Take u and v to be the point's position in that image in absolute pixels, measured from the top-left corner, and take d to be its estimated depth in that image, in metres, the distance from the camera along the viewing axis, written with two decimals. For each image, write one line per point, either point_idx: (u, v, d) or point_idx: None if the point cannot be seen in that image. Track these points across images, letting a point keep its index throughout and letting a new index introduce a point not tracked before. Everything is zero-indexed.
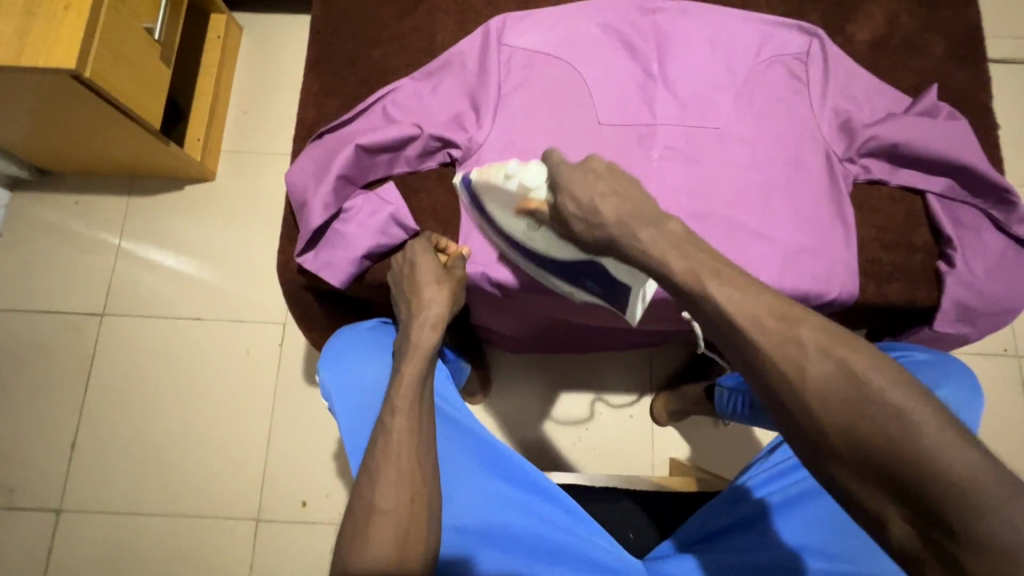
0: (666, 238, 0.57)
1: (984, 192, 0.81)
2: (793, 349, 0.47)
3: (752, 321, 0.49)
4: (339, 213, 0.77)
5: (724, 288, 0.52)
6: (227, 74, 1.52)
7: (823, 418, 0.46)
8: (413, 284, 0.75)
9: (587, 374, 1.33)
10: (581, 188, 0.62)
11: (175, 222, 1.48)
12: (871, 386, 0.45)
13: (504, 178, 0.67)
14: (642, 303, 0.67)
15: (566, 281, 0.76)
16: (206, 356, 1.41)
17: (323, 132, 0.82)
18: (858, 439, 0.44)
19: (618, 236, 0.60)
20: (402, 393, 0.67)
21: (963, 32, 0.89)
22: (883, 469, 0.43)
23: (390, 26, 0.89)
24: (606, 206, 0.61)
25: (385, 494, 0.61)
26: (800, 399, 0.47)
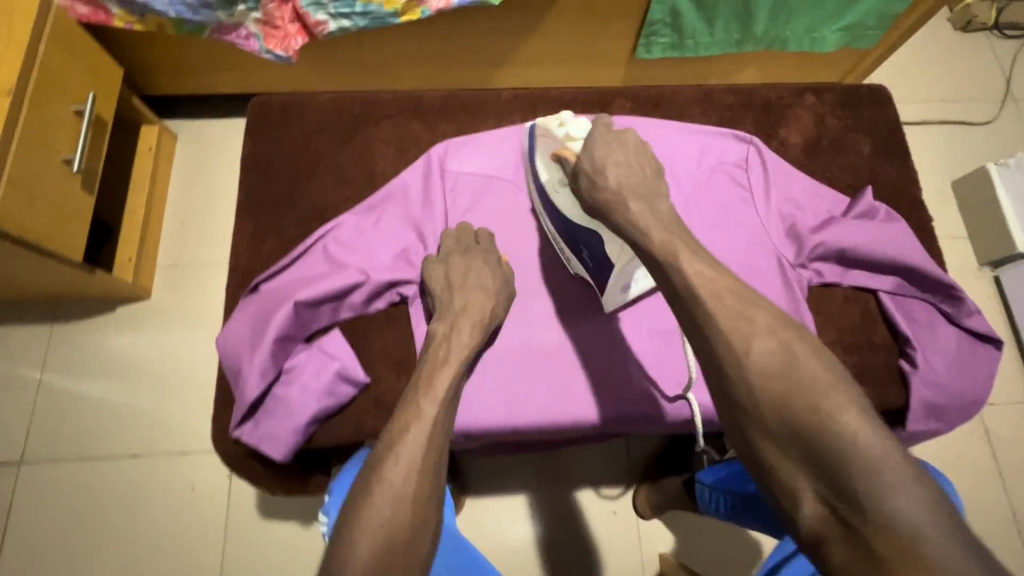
0: (652, 213, 0.65)
1: (932, 289, 0.82)
2: (746, 327, 0.55)
3: (714, 297, 0.57)
4: (279, 375, 0.70)
5: (696, 262, 0.59)
6: (162, 184, 1.44)
7: (756, 390, 0.53)
8: (462, 266, 0.75)
9: (565, 473, 1.19)
10: (601, 154, 0.70)
11: (107, 348, 1.35)
12: (805, 371, 0.52)
13: (557, 125, 0.79)
14: (621, 284, 0.74)
15: (568, 249, 0.79)
16: (145, 497, 1.26)
17: (259, 283, 0.76)
18: (784, 411, 0.51)
19: (613, 205, 0.67)
20: (443, 373, 0.64)
21: (886, 130, 0.93)
22: (795, 434, 0.50)
23: (327, 158, 0.86)
24: (611, 173, 0.68)
25: (392, 478, 0.55)
26: (741, 373, 0.54)
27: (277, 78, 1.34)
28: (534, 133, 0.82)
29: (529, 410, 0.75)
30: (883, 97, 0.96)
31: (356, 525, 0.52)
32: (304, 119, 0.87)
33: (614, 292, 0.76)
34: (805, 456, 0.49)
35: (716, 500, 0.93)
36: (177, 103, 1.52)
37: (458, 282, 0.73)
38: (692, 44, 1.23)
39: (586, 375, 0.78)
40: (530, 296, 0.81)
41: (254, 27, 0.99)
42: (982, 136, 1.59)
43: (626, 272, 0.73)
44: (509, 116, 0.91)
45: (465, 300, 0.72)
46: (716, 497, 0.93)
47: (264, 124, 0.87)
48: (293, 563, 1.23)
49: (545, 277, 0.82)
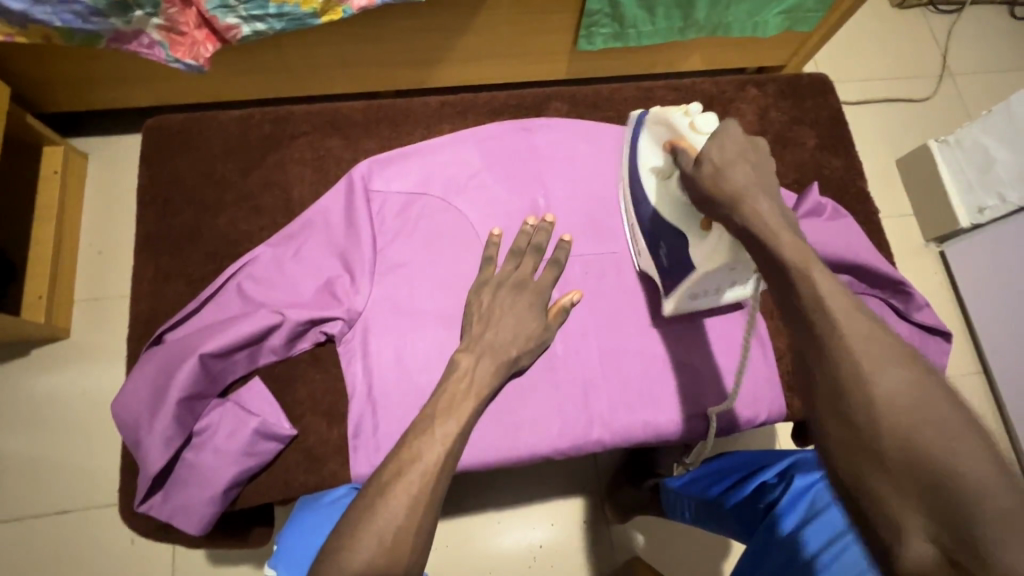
0: (786, 216, 0.51)
1: (883, 285, 0.80)
2: (879, 354, 0.42)
3: (847, 317, 0.44)
4: (189, 439, 0.62)
5: (831, 282, 0.46)
6: (73, 209, 1.30)
7: (877, 412, 0.40)
8: (510, 299, 0.67)
9: (532, 482, 1.08)
10: (732, 149, 0.55)
11: (21, 396, 1.20)
12: (941, 407, 0.39)
13: (681, 115, 0.64)
14: (690, 295, 0.70)
15: (647, 245, 0.74)
16: (78, 557, 1.13)
17: (163, 334, 0.68)
18: (907, 442, 0.38)
19: (734, 201, 0.52)
20: (465, 406, 0.56)
21: (830, 120, 0.91)
22: (916, 471, 0.37)
23: (237, 184, 0.77)
24: (738, 171, 0.53)
25: (397, 510, 0.46)
26: (858, 390, 0.41)
27: (193, 87, 1.21)
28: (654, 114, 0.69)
29: (475, 448, 0.70)
30: (824, 86, 0.93)
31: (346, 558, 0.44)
32: (210, 142, 0.78)
33: (683, 299, 0.72)
34: (926, 495, 0.36)
35: (679, 506, 0.83)
36: (82, 119, 1.37)
37: (499, 313, 0.66)
38: (634, 33, 1.18)
39: (533, 405, 0.72)
40: None
41: (156, 34, 0.84)
42: (922, 113, 1.61)
43: (712, 281, 0.67)
44: (438, 125, 0.84)
45: (495, 336, 0.63)
46: (679, 504, 0.83)
47: (162, 149, 0.78)
48: None
49: None
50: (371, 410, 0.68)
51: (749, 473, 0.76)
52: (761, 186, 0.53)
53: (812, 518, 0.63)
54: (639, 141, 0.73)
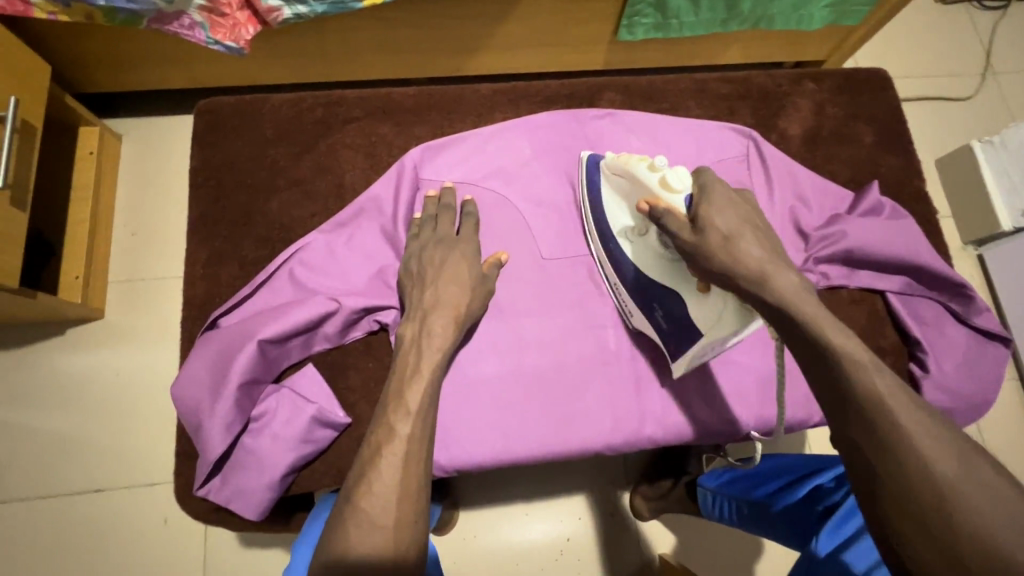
0: (809, 291, 0.50)
1: (941, 287, 0.78)
2: (928, 428, 0.41)
3: (886, 387, 0.43)
4: (247, 425, 0.62)
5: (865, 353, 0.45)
6: (107, 190, 1.30)
7: (946, 501, 0.38)
8: (439, 253, 0.68)
9: (562, 476, 1.08)
10: (724, 210, 0.55)
11: (56, 375, 1.21)
12: (1003, 492, 0.38)
13: (649, 169, 0.62)
14: (694, 360, 0.65)
15: (637, 304, 0.70)
16: (111, 536, 1.15)
17: (218, 318, 0.67)
18: (983, 534, 0.37)
19: (754, 277, 0.51)
20: (414, 391, 0.55)
21: (887, 117, 0.89)
22: (998, 568, 0.36)
23: (288, 168, 0.77)
24: (748, 244, 0.52)
25: (387, 495, 0.48)
26: (921, 474, 0.39)
27: (229, 71, 1.21)
28: (619, 171, 0.67)
29: (527, 440, 0.69)
30: (882, 81, 0.91)
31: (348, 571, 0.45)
32: (261, 126, 0.78)
33: (690, 364, 0.66)
34: None
35: (720, 507, 0.83)
36: (116, 100, 1.37)
37: (445, 269, 0.66)
38: (677, 23, 1.15)
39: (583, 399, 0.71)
40: (520, 314, 0.74)
41: (199, 15, 0.82)
42: (964, 111, 1.57)
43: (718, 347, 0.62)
44: (488, 114, 0.83)
45: (435, 294, 0.64)
46: (719, 504, 0.82)
47: (213, 134, 0.77)
48: None
49: (540, 293, 0.75)
50: None
51: (802, 475, 0.75)
52: (773, 258, 0.52)
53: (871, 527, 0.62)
54: (603, 197, 0.72)
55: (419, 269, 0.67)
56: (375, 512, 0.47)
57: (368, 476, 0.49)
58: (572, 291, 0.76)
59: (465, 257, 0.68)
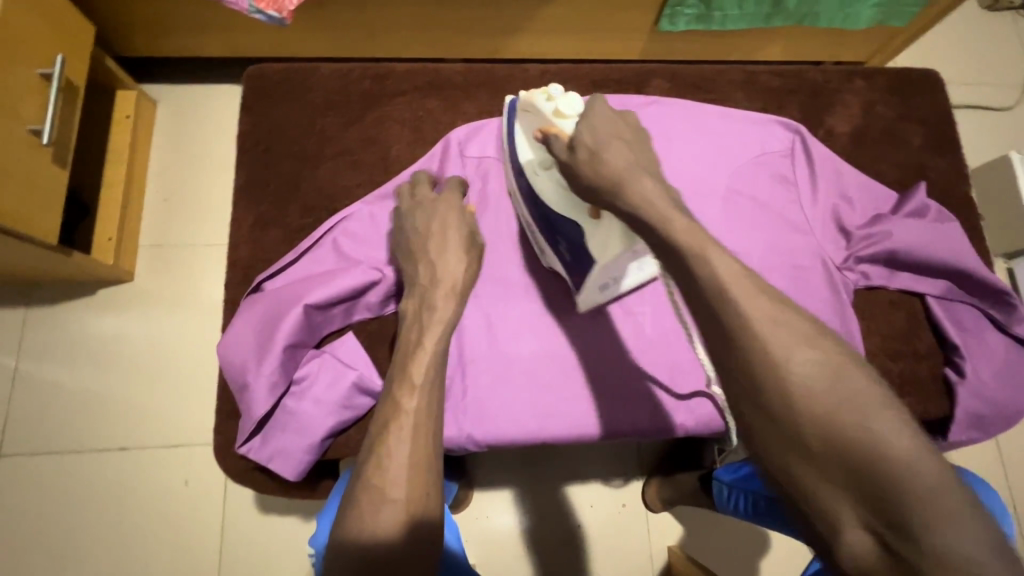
0: (665, 195, 0.49)
1: (984, 293, 0.77)
2: (788, 334, 0.41)
3: (750, 300, 0.42)
4: (290, 386, 0.63)
5: (739, 276, 0.43)
6: (142, 155, 1.31)
7: (795, 401, 0.39)
8: (428, 218, 0.64)
9: (575, 462, 1.10)
10: (603, 131, 0.54)
11: (87, 334, 1.24)
12: (853, 385, 0.39)
13: (545, 98, 0.61)
14: (596, 286, 0.66)
15: (546, 241, 0.70)
16: (133, 493, 1.18)
17: (263, 281, 0.68)
18: (830, 428, 0.38)
19: (617, 184, 0.50)
20: (418, 362, 0.53)
21: (938, 119, 0.87)
22: (842, 457, 0.37)
23: (334, 139, 0.77)
24: (615, 150, 0.53)
25: (400, 473, 0.48)
26: (776, 380, 0.40)
27: (269, 41, 1.21)
28: (521, 104, 0.65)
29: (561, 421, 0.70)
30: (936, 82, 0.89)
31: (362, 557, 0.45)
32: (309, 95, 0.78)
33: (592, 290, 0.68)
34: (851, 481, 0.37)
35: (735, 500, 0.84)
36: (154, 66, 1.37)
37: (442, 241, 0.62)
38: (720, 16, 1.13)
39: (618, 385, 0.71)
40: (560, 298, 0.74)
41: None
42: (1004, 121, 1.54)
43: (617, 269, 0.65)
44: None
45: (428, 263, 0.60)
46: (735, 498, 0.83)
47: (262, 99, 0.77)
48: (297, 563, 1.16)
49: None
50: (459, 375, 0.70)
51: None
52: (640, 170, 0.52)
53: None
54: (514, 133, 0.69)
55: (413, 239, 0.64)
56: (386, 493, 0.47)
57: (378, 454, 0.49)
58: None
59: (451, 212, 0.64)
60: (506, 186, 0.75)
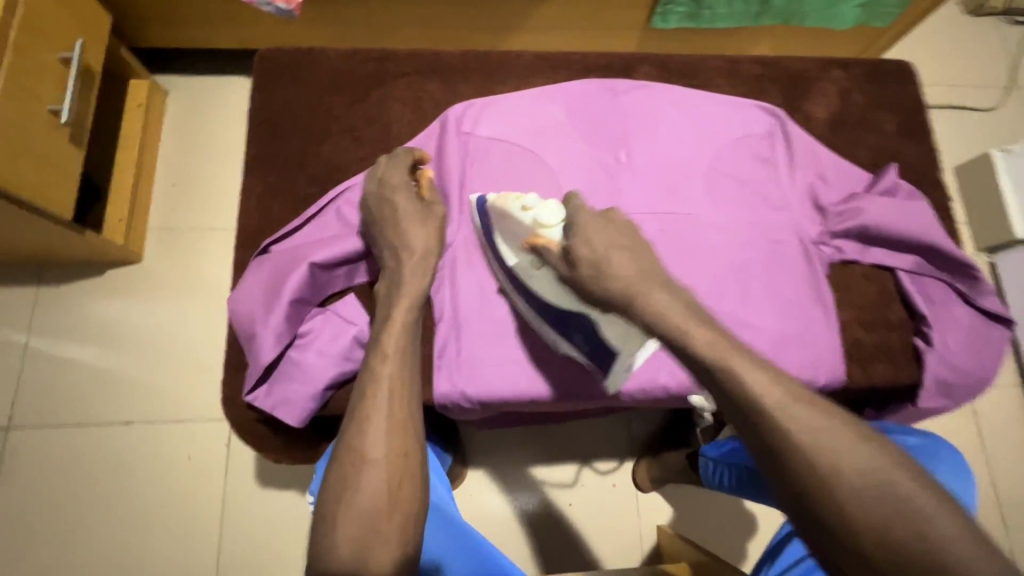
0: (681, 305, 0.58)
1: (950, 267, 0.82)
2: (827, 441, 0.49)
3: (784, 411, 0.51)
4: (294, 340, 0.68)
5: (748, 365, 0.54)
6: (153, 142, 1.36)
7: (847, 512, 0.47)
8: (385, 211, 0.68)
9: (571, 444, 1.23)
10: (598, 238, 0.62)
11: (97, 312, 1.28)
12: (897, 488, 0.47)
13: (520, 208, 0.65)
14: (627, 367, 0.69)
15: (557, 334, 0.72)
16: (139, 466, 1.21)
17: (271, 244, 0.73)
18: (885, 533, 0.46)
19: (633, 294, 0.59)
20: (391, 345, 0.60)
21: (910, 107, 0.92)
22: (897, 559, 0.45)
23: (339, 116, 0.82)
24: (618, 260, 0.61)
25: (377, 435, 0.55)
26: (829, 495, 0.48)
27: (277, 33, 1.26)
28: (492, 211, 0.70)
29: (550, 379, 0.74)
30: (908, 73, 0.94)
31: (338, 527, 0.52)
32: (317, 75, 0.83)
33: (621, 374, 0.70)
34: None
35: (718, 474, 0.89)
36: (166, 57, 1.42)
37: (402, 227, 0.66)
38: (710, 14, 1.19)
39: None
40: None
41: None
42: (986, 122, 1.60)
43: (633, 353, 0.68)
44: (530, 78, 0.88)
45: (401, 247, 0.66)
46: (718, 472, 0.89)
47: (273, 78, 0.82)
48: (295, 536, 1.20)
49: None
50: (455, 335, 0.74)
51: None
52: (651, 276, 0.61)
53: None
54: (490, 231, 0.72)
55: (373, 230, 0.68)
56: (361, 467, 0.54)
57: (357, 420, 0.56)
58: None
59: (399, 191, 0.68)
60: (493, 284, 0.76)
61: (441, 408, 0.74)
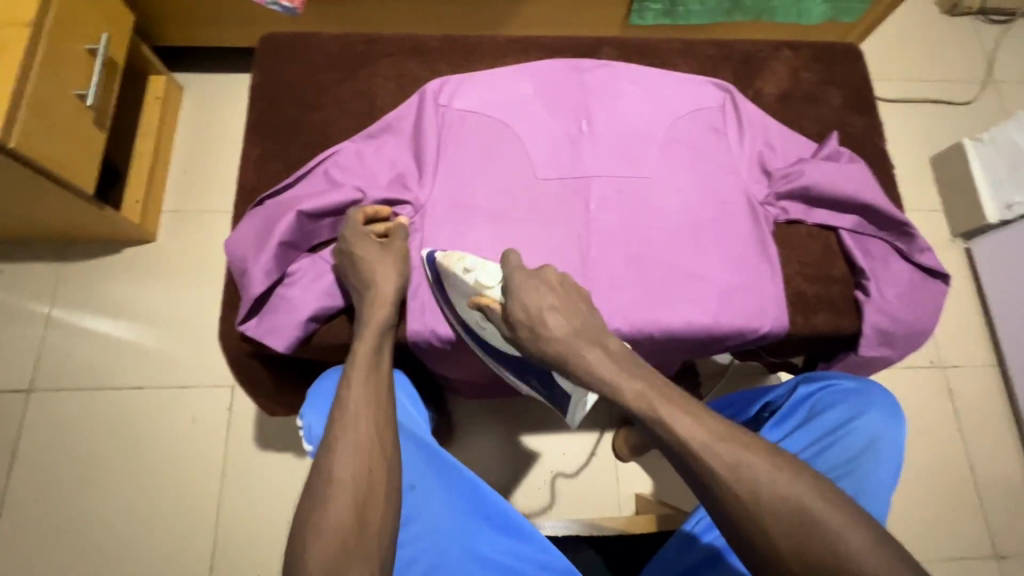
0: (610, 360, 0.62)
1: (888, 226, 0.89)
2: (743, 468, 0.53)
3: (703, 446, 0.55)
4: (283, 278, 0.79)
5: (677, 414, 0.57)
6: (169, 131, 1.47)
7: (765, 525, 0.52)
8: (350, 259, 0.76)
9: (550, 416, 1.30)
10: (531, 302, 0.66)
11: (112, 285, 1.37)
12: (816, 512, 0.51)
13: (463, 270, 0.73)
14: (581, 409, 0.79)
15: (516, 377, 0.84)
16: (146, 429, 1.27)
17: (266, 198, 0.83)
18: (800, 545, 0.51)
19: (565, 356, 0.65)
20: (376, 315, 0.73)
21: (855, 84, 1.00)
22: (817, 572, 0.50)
23: (329, 91, 0.91)
24: (552, 322, 0.65)
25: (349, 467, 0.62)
26: (746, 511, 0.53)
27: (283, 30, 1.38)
28: (441, 268, 0.77)
29: None
30: (854, 54, 1.02)
31: (336, 467, 0.62)
32: (311, 55, 0.93)
33: (575, 416, 0.82)
34: None
35: None
36: (184, 57, 1.55)
37: (367, 270, 0.75)
38: (684, 12, 1.25)
39: None
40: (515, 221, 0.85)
41: None
42: (963, 114, 1.65)
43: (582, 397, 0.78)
44: (503, 59, 0.97)
45: (371, 278, 0.75)
46: None
47: (273, 59, 0.93)
48: (289, 498, 1.24)
49: (532, 202, 0.87)
50: (428, 279, 0.82)
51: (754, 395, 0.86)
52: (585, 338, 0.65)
53: (811, 418, 0.78)
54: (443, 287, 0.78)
55: (343, 273, 0.77)
56: (353, 416, 0.65)
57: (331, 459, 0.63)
58: (560, 206, 0.87)
59: (358, 240, 0.77)
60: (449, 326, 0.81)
61: (414, 345, 0.82)
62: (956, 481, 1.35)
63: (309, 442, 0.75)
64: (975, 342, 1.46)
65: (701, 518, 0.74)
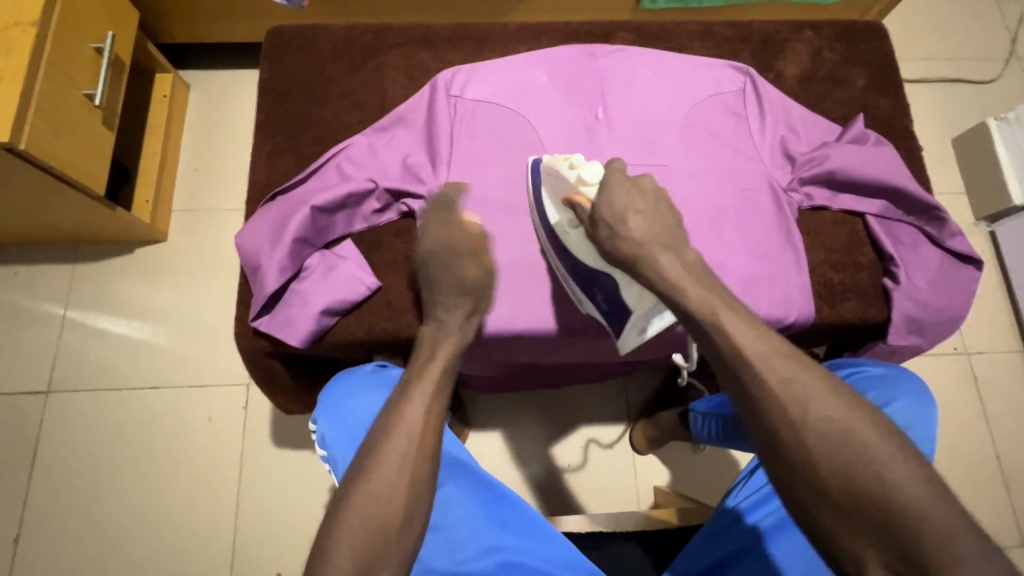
0: (683, 267, 0.62)
1: (917, 211, 0.86)
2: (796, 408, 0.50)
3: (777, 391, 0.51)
4: (296, 274, 0.78)
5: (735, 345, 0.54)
6: (177, 129, 1.46)
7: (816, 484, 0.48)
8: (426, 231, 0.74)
9: (568, 407, 1.29)
10: (619, 199, 0.67)
11: (126, 286, 1.36)
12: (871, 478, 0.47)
13: (568, 167, 0.73)
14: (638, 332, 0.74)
15: (581, 291, 0.78)
16: (163, 428, 1.28)
17: (277, 193, 0.82)
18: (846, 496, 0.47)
19: (640, 258, 0.64)
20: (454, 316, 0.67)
21: (879, 63, 0.96)
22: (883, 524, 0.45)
23: (339, 82, 0.90)
24: (634, 222, 0.66)
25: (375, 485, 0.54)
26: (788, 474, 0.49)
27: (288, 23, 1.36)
28: (545, 168, 0.78)
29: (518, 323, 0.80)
30: (878, 32, 0.98)
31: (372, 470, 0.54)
32: (320, 47, 0.91)
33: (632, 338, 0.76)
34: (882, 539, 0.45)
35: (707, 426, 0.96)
36: (189, 54, 1.54)
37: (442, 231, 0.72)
38: None
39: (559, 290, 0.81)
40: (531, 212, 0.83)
41: None
42: (985, 94, 1.60)
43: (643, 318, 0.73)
44: (514, 47, 0.95)
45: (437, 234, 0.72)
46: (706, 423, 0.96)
47: (281, 51, 0.91)
48: (306, 495, 1.24)
49: None
50: None
51: None
52: (662, 246, 0.65)
53: None
54: (540, 188, 0.80)
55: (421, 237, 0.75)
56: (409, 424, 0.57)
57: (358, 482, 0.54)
58: None
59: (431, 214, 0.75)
60: (540, 242, 0.82)
61: None
62: (983, 471, 1.32)
63: (322, 445, 0.74)
64: (1000, 329, 1.42)
65: (746, 498, 0.72)
